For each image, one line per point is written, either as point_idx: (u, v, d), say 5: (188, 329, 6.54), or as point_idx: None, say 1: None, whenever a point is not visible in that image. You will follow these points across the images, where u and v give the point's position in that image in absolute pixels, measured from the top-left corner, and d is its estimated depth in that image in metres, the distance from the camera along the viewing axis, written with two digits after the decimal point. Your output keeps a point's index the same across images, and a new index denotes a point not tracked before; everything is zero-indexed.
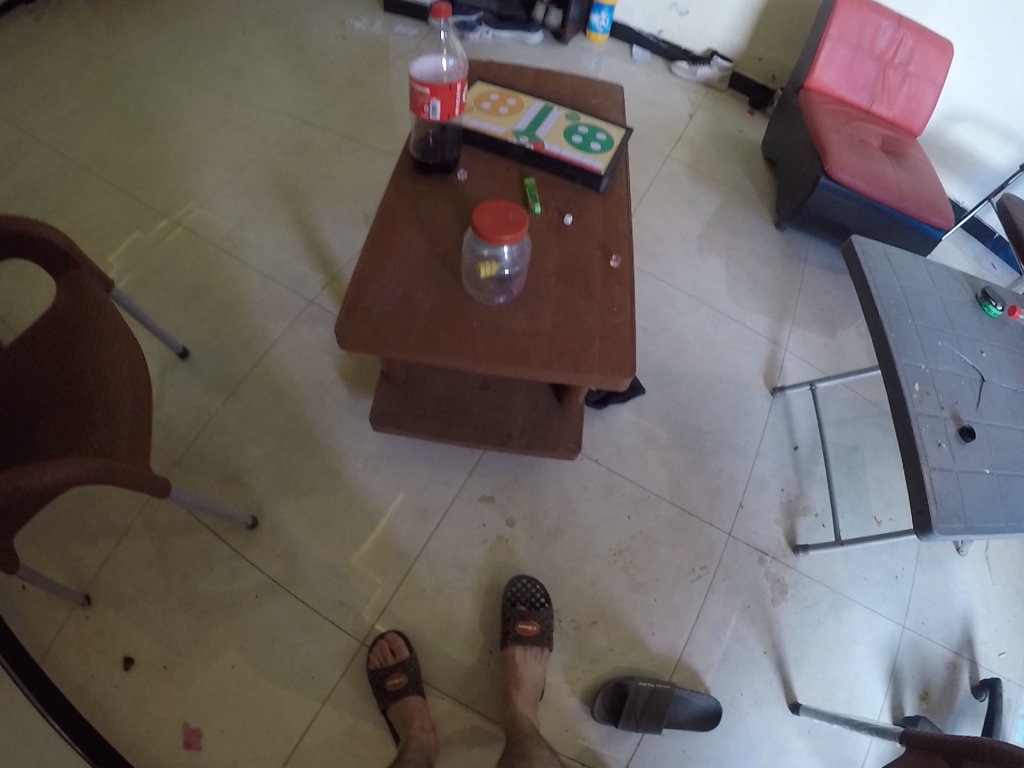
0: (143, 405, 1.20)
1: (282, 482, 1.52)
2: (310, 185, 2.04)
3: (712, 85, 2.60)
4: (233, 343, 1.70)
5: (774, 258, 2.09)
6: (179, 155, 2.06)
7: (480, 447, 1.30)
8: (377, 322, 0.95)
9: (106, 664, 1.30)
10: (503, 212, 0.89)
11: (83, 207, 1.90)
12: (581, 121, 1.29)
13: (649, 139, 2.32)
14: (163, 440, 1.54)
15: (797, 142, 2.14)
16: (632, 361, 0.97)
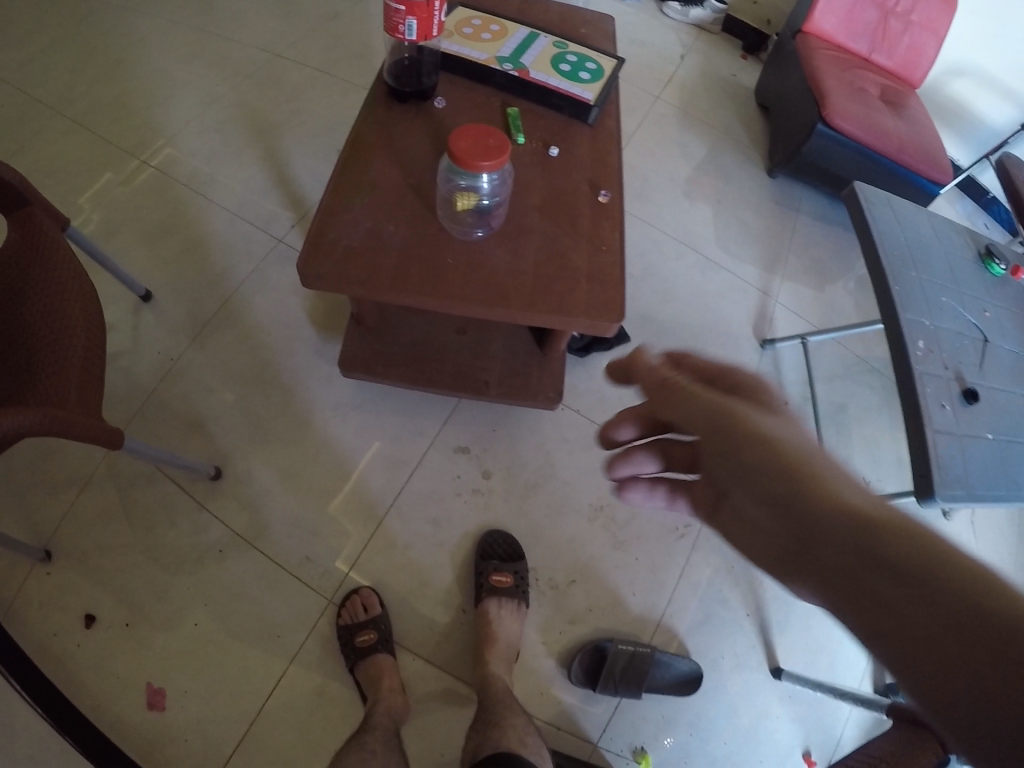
0: (96, 347, 1.10)
1: (249, 430, 1.45)
2: (281, 119, 1.94)
3: (705, 27, 2.48)
4: (198, 284, 1.61)
5: (765, 207, 2.02)
6: (142, 88, 1.95)
7: (455, 396, 1.23)
8: (344, 257, 0.87)
9: (60, 624, 1.23)
10: (483, 137, 0.81)
11: (40, 141, 1.79)
12: (569, 50, 1.20)
13: (638, 81, 2.22)
14: (123, 387, 1.46)
15: (793, 87, 2.05)
16: (622, 303, 0.90)
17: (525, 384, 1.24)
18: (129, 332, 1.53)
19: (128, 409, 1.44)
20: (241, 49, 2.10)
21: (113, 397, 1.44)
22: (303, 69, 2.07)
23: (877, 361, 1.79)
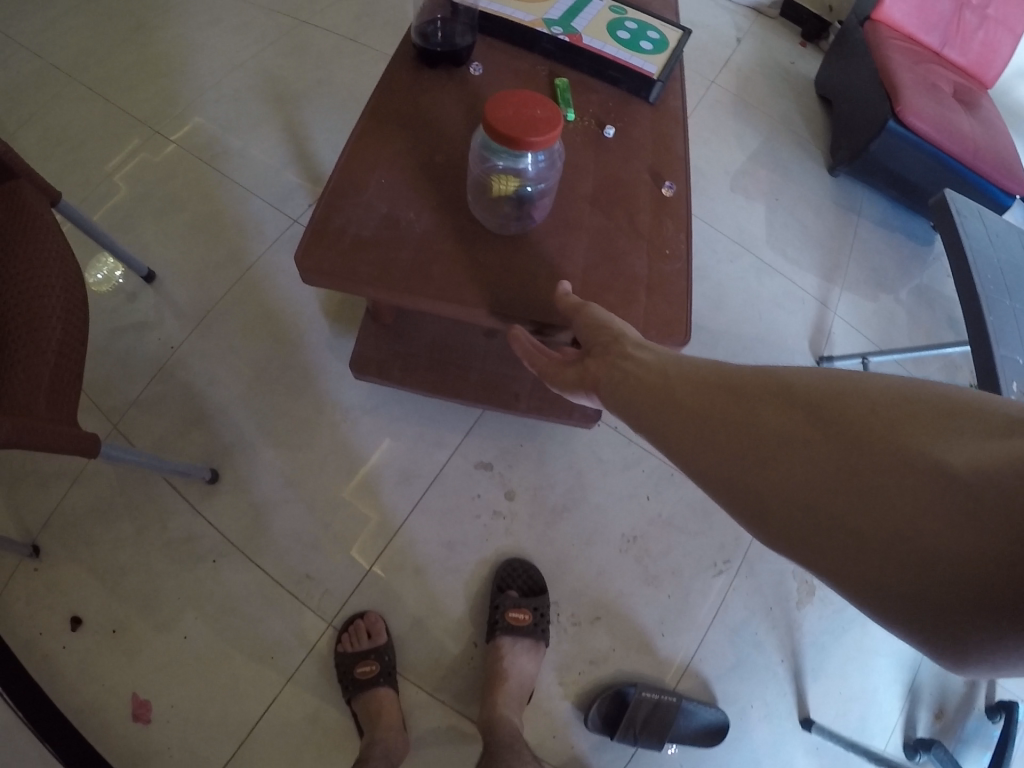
0: (75, 327, 0.92)
1: (254, 426, 1.28)
2: (299, 76, 1.73)
3: (763, 11, 2.29)
4: (206, 257, 1.44)
5: (825, 207, 1.84)
6: (155, 32, 1.76)
7: (480, 411, 1.07)
8: (352, 249, 0.72)
9: (40, 628, 1.08)
10: (526, 107, 0.65)
11: (40, 94, 1.62)
12: (628, 16, 1.04)
13: (692, 63, 2.04)
14: (118, 371, 1.30)
15: (858, 77, 1.86)
16: (687, 321, 0.75)
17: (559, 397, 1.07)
18: (131, 309, 1.36)
19: (126, 395, 1.28)
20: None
21: (107, 385, 1.29)
22: (328, 27, 1.84)
23: None
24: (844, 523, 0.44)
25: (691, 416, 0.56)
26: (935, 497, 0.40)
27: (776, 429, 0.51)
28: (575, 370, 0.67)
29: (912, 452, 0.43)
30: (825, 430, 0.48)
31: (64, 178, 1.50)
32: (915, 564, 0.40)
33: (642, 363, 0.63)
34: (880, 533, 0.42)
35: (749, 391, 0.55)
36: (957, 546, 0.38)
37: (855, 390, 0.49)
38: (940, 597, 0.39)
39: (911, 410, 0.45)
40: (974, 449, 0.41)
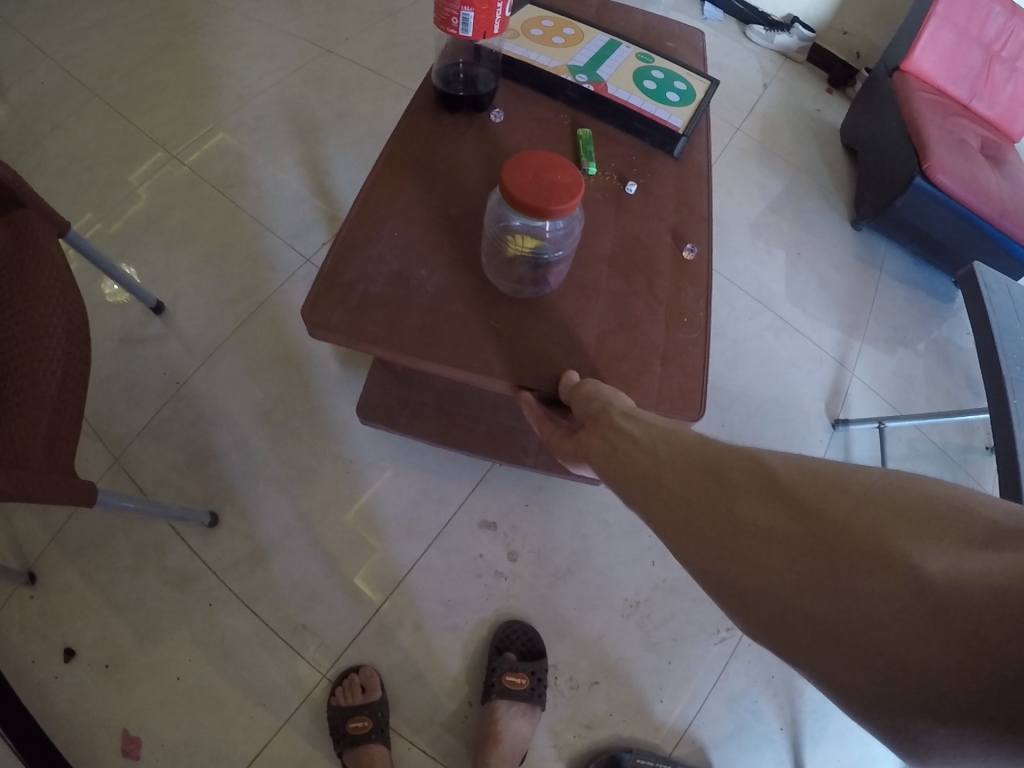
0: (75, 368, 0.87)
1: (255, 464, 1.22)
2: (315, 106, 1.70)
3: (790, 55, 2.26)
4: (217, 286, 1.40)
5: (846, 262, 1.80)
6: (178, 58, 1.73)
7: (486, 462, 1.02)
8: (359, 306, 0.68)
9: (33, 656, 1.03)
10: (546, 172, 0.61)
11: (57, 114, 1.58)
12: (655, 64, 1.01)
13: (719, 108, 2.02)
14: (122, 399, 1.25)
15: (886, 129, 1.83)
16: (702, 396, 0.71)
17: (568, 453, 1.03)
18: (137, 339, 1.32)
19: (127, 425, 1.23)
20: (284, 26, 1.85)
21: (109, 415, 1.23)
22: (351, 57, 1.82)
23: (945, 445, 1.56)
24: (818, 624, 0.40)
25: (665, 487, 0.52)
26: (908, 607, 0.36)
27: (746, 510, 0.47)
28: (570, 441, 0.63)
29: (886, 551, 0.39)
30: (796, 515, 0.44)
31: (77, 199, 1.46)
32: (890, 679, 0.36)
33: (629, 434, 0.58)
34: (856, 639, 0.38)
35: (726, 466, 0.51)
36: (935, 666, 0.34)
37: (830, 474, 0.45)
38: (910, 709, 0.35)
39: (886, 501, 0.41)
40: (950, 555, 0.37)
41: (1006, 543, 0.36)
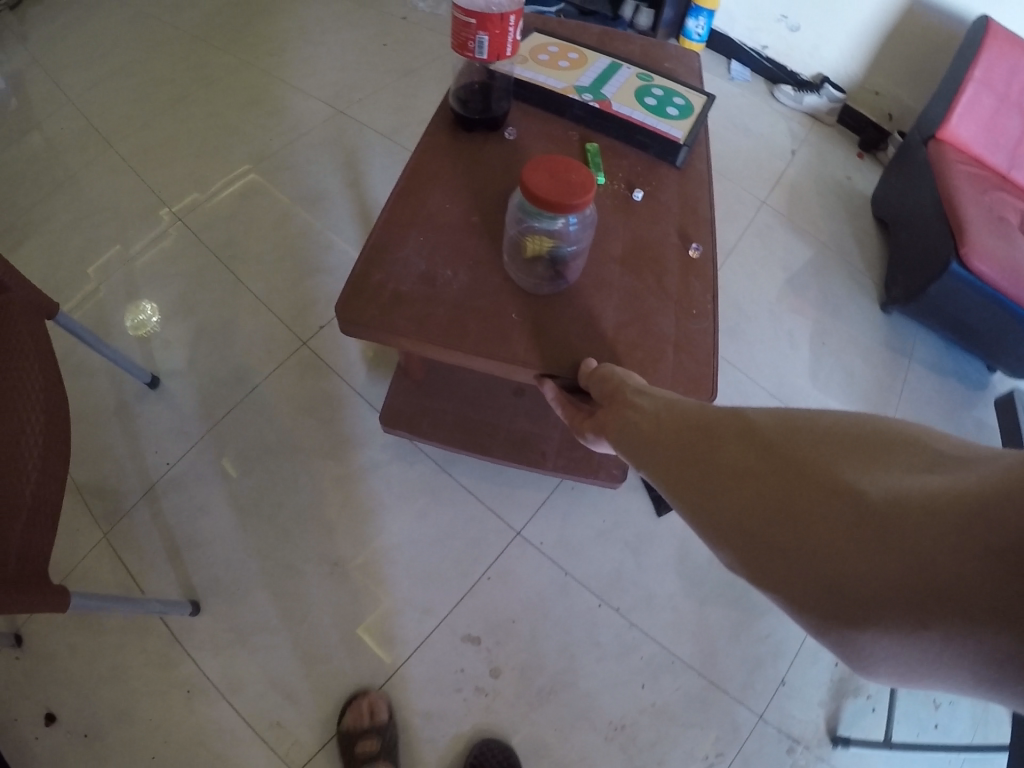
0: (56, 437, 0.76)
1: (265, 547, 1.03)
2: (326, 171, 1.48)
3: (819, 118, 1.84)
4: (219, 343, 1.21)
5: (874, 351, 1.40)
6: (191, 96, 1.60)
7: (509, 468, 1.01)
8: (390, 303, 0.74)
9: (14, 714, 0.89)
10: (563, 172, 0.67)
11: (66, 155, 1.47)
12: (655, 83, 1.07)
13: (736, 175, 1.61)
14: (128, 469, 1.08)
15: (920, 206, 1.39)
16: (712, 380, 0.76)
17: (588, 455, 1.03)
18: (133, 411, 1.13)
19: (126, 488, 1.07)
20: (300, 74, 1.68)
21: (116, 475, 1.07)
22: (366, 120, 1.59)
23: None
24: (774, 545, 0.46)
25: (666, 451, 0.58)
26: (854, 524, 0.41)
27: (730, 457, 0.53)
28: (589, 421, 0.68)
29: (839, 482, 0.44)
30: (768, 458, 0.50)
31: (83, 222, 1.35)
32: (831, 590, 0.41)
33: (641, 409, 0.64)
34: (805, 556, 0.43)
35: (715, 425, 0.57)
36: (872, 573, 0.39)
37: (802, 421, 0.50)
38: (844, 609, 0.40)
39: (847, 442, 0.46)
40: (897, 483, 0.42)
41: (947, 473, 0.41)
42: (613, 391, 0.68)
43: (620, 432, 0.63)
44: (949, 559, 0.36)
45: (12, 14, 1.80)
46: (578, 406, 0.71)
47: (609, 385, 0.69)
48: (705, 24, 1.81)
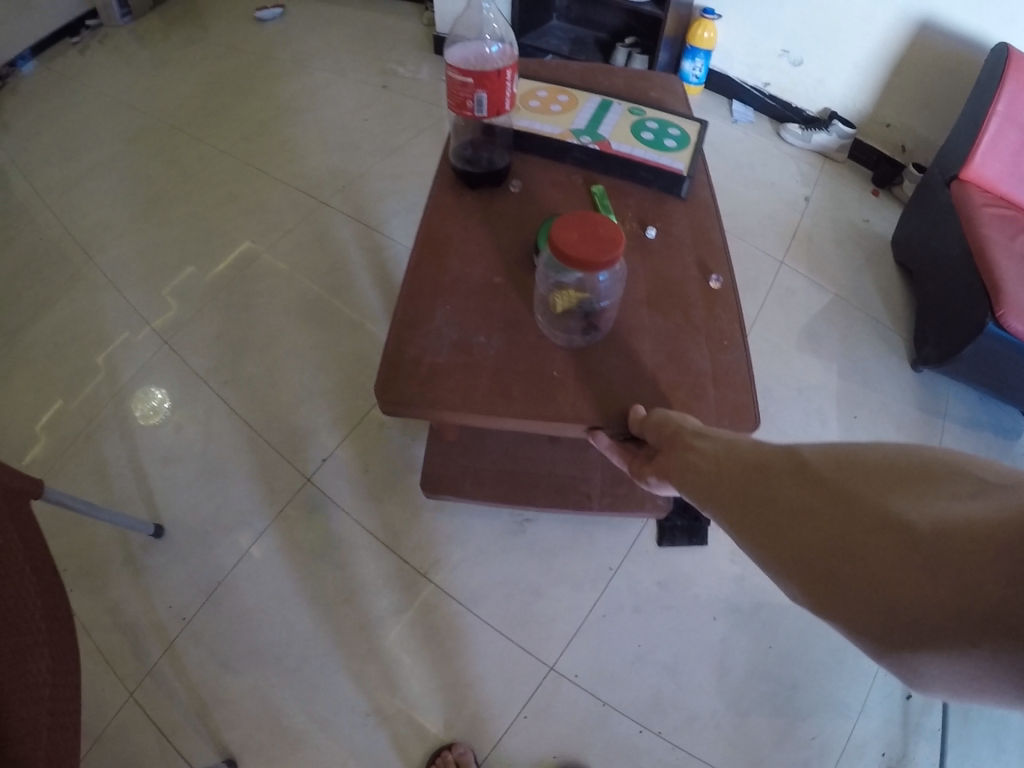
0: (61, 629, 0.67)
1: (302, 662, 0.95)
2: (315, 278, 1.39)
3: (830, 156, 1.76)
4: (218, 486, 1.10)
5: (906, 420, 1.28)
6: (173, 194, 1.58)
7: (555, 515, 1.01)
8: (429, 378, 0.75)
9: None
10: (590, 227, 0.68)
11: (57, 257, 1.45)
12: (647, 115, 1.08)
13: (751, 235, 1.53)
14: (143, 627, 0.97)
15: (949, 257, 1.27)
16: (755, 409, 0.76)
17: (631, 490, 1.03)
18: (140, 563, 1.03)
19: (149, 615, 0.99)
20: (288, 151, 1.67)
21: (133, 634, 0.97)
22: (348, 209, 1.53)
23: None
24: (830, 577, 0.46)
25: (724, 494, 0.58)
26: (904, 552, 0.42)
27: (786, 493, 0.53)
28: (649, 467, 0.68)
29: (887, 509, 0.44)
30: (821, 490, 0.50)
31: (80, 321, 1.32)
32: (888, 616, 0.41)
33: (702, 453, 0.64)
34: (860, 585, 0.43)
35: (768, 463, 0.57)
36: (928, 599, 0.39)
37: (852, 451, 0.50)
38: (902, 637, 0.40)
39: (895, 469, 0.46)
40: (943, 507, 0.42)
41: (990, 493, 0.41)
42: (670, 433, 0.68)
43: (678, 480, 0.64)
44: (992, 583, 0.36)
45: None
46: (631, 454, 0.71)
47: (662, 434, 0.69)
48: (701, 64, 1.82)
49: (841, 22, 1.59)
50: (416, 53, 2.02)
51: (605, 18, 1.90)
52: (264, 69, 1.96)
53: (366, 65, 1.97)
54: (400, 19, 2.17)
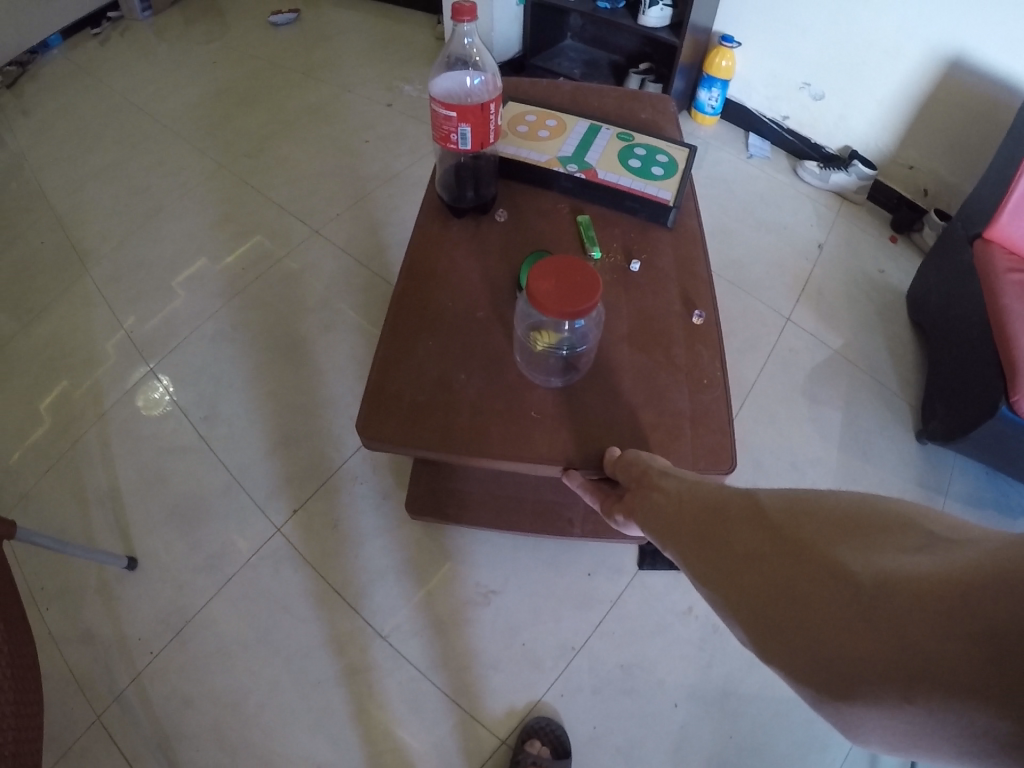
0: (23, 652, 0.68)
1: (266, 701, 0.95)
2: (307, 305, 1.38)
3: (848, 197, 1.64)
4: (198, 514, 1.11)
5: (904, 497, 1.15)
6: (167, 206, 1.58)
7: (537, 538, 1.01)
8: (410, 415, 0.75)
9: None
10: (568, 275, 0.68)
11: (50, 260, 1.47)
12: (636, 141, 1.08)
13: (759, 286, 1.43)
14: (115, 653, 0.98)
15: (964, 321, 1.15)
16: (733, 450, 0.76)
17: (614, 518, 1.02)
18: (114, 593, 1.03)
19: (122, 638, 1.00)
20: (289, 166, 1.68)
21: (104, 659, 0.98)
22: (336, 240, 1.51)
23: None
24: (776, 626, 0.46)
25: (684, 537, 0.58)
26: (845, 604, 0.42)
27: (742, 540, 0.53)
28: (617, 505, 0.69)
29: (834, 562, 0.45)
30: (775, 540, 0.50)
31: (70, 330, 1.34)
32: (827, 667, 0.42)
33: (669, 492, 0.64)
34: (804, 635, 0.44)
35: (730, 508, 0.57)
36: (866, 652, 0.40)
37: (807, 502, 0.51)
38: (840, 688, 0.41)
39: (846, 522, 0.47)
40: (886, 561, 0.42)
41: (934, 550, 0.41)
42: (639, 471, 0.68)
43: (644, 519, 0.64)
44: (930, 641, 0.37)
45: (9, 93, 1.92)
46: (601, 490, 0.72)
47: (631, 472, 0.69)
48: (717, 95, 1.74)
49: (867, 55, 1.48)
50: (425, 69, 2.00)
51: (619, 40, 1.87)
52: (273, 76, 1.97)
53: (377, 80, 1.96)
54: (415, 31, 2.16)
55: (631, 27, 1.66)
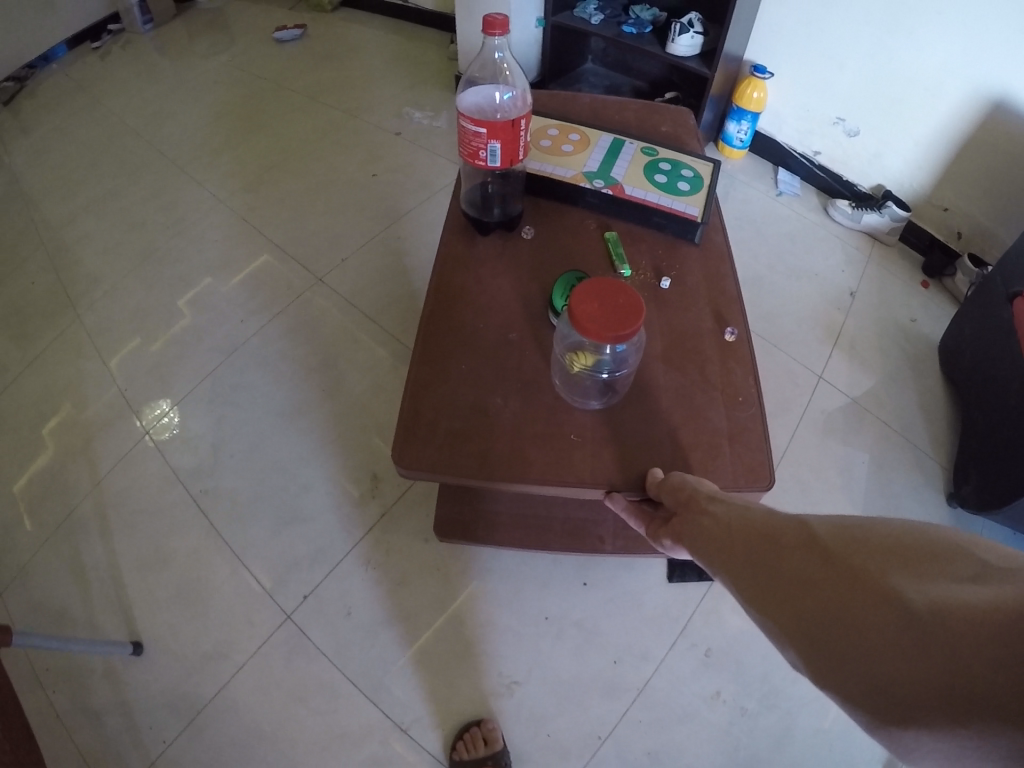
0: (22, 740, 0.68)
1: None
2: (336, 356, 1.38)
3: (880, 238, 1.63)
4: (204, 585, 1.11)
5: None
6: (170, 245, 1.58)
7: (567, 558, 1.01)
8: (444, 442, 0.75)
9: None
10: (611, 297, 0.68)
11: (52, 300, 1.47)
12: (660, 155, 1.07)
13: (791, 336, 1.43)
14: (124, 741, 0.98)
15: (1005, 385, 1.14)
16: (770, 466, 0.75)
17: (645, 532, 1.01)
18: (121, 678, 1.03)
19: (132, 718, 1.00)
20: (311, 200, 1.67)
21: (115, 746, 0.98)
22: (353, 287, 1.50)
23: None
24: (828, 650, 0.45)
25: (733, 565, 0.57)
26: (899, 630, 0.41)
27: (794, 563, 0.52)
28: (664, 530, 0.68)
29: (889, 587, 0.44)
30: (828, 565, 0.49)
31: (77, 380, 1.34)
32: (877, 690, 0.41)
33: (716, 517, 0.63)
34: (856, 658, 0.43)
35: (779, 534, 0.56)
36: (919, 680, 0.39)
37: (862, 528, 0.50)
38: (892, 713, 0.40)
39: (901, 549, 0.46)
40: (941, 590, 0.41)
41: (990, 581, 0.40)
42: (686, 495, 0.68)
43: (692, 544, 0.63)
44: (984, 669, 0.36)
45: (7, 111, 1.92)
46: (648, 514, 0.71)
47: (674, 496, 0.68)
48: (747, 127, 1.74)
49: (905, 91, 1.48)
50: (439, 94, 1.99)
51: (644, 66, 1.87)
52: (286, 99, 1.96)
53: (389, 104, 1.95)
54: (429, 50, 2.16)
55: (660, 54, 1.66)
